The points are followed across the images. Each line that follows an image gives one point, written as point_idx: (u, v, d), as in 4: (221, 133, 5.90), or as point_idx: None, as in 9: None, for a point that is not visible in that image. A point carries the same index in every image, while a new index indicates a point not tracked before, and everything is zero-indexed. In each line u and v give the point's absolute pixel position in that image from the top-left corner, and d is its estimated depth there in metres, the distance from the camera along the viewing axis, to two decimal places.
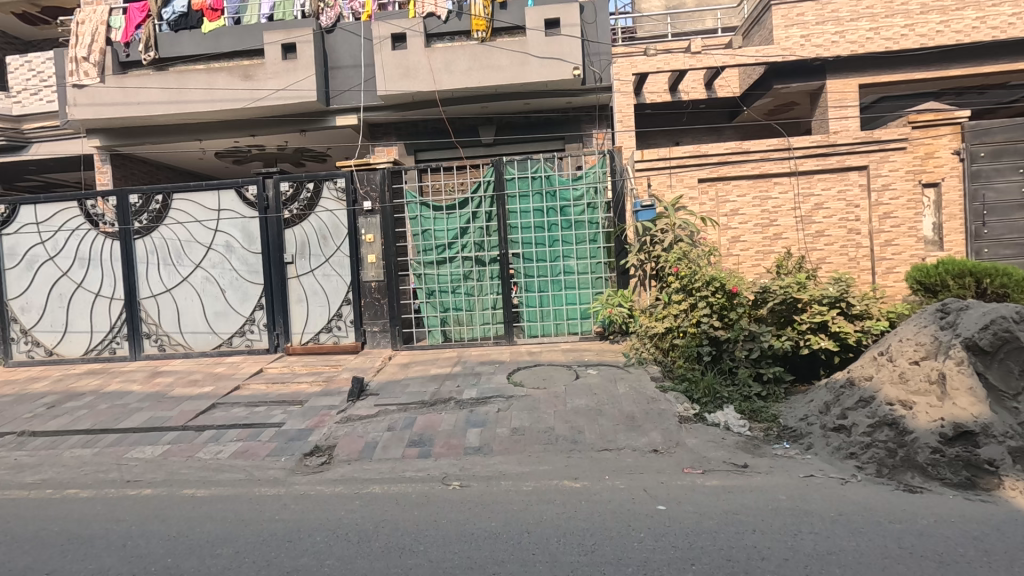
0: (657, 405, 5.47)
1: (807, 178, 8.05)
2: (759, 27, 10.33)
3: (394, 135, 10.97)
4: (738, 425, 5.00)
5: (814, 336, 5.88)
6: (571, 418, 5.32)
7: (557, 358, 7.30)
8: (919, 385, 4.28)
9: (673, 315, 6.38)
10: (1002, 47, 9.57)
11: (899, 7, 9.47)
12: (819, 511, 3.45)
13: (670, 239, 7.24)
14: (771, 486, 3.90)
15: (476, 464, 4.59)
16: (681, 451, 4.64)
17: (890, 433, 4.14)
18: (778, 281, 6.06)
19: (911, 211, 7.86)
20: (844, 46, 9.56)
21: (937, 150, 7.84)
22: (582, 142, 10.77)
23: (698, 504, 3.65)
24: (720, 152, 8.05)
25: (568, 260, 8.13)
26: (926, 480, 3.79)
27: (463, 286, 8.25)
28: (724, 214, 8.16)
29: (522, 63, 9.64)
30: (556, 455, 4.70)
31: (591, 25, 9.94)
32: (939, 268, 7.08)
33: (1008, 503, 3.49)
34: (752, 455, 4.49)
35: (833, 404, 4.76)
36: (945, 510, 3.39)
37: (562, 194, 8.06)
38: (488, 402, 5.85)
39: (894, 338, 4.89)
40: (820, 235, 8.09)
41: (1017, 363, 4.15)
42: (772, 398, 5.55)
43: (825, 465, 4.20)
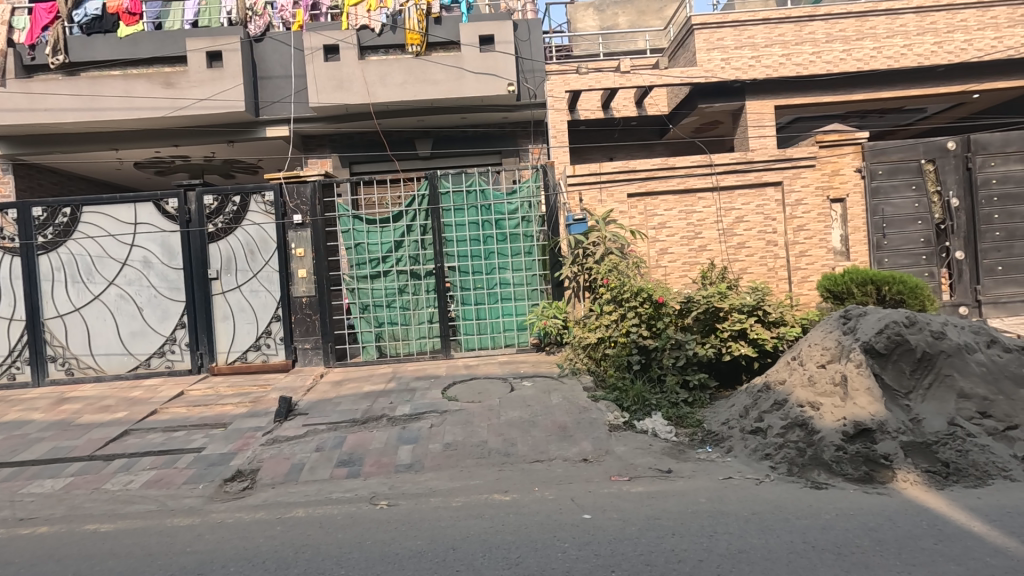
0: (588, 415, 5.60)
1: (728, 193, 8.49)
2: (684, 50, 10.86)
3: (328, 148, 10.85)
4: (665, 432, 5.18)
5: (735, 343, 6.17)
6: (503, 431, 5.33)
7: (493, 371, 7.31)
8: (824, 387, 4.57)
9: (604, 326, 6.55)
10: (897, 75, 10.44)
11: (807, 36, 10.22)
12: (734, 512, 3.61)
13: (601, 251, 7.47)
14: (692, 489, 4.04)
15: (407, 482, 4.51)
16: (609, 458, 4.75)
17: (800, 433, 4.39)
18: (701, 291, 6.33)
19: (821, 224, 8.43)
20: (760, 70, 10.20)
21: (842, 167, 8.50)
22: (519, 156, 10.96)
23: (622, 511, 3.73)
24: (647, 168, 8.38)
25: (504, 273, 8.19)
26: (830, 477, 4.03)
27: (398, 300, 8.16)
28: (652, 227, 8.48)
29: (457, 78, 9.71)
30: (488, 468, 4.69)
31: (525, 43, 10.19)
32: (845, 276, 7.62)
33: (901, 494, 3.75)
34: (676, 460, 4.64)
35: (751, 408, 5.01)
36: (846, 505, 3.61)
37: (496, 208, 8.14)
38: (421, 417, 5.78)
39: (804, 343, 5.21)
40: (741, 246, 8.53)
41: (908, 363, 4.50)
42: (698, 404, 5.79)
43: (743, 466, 4.41)
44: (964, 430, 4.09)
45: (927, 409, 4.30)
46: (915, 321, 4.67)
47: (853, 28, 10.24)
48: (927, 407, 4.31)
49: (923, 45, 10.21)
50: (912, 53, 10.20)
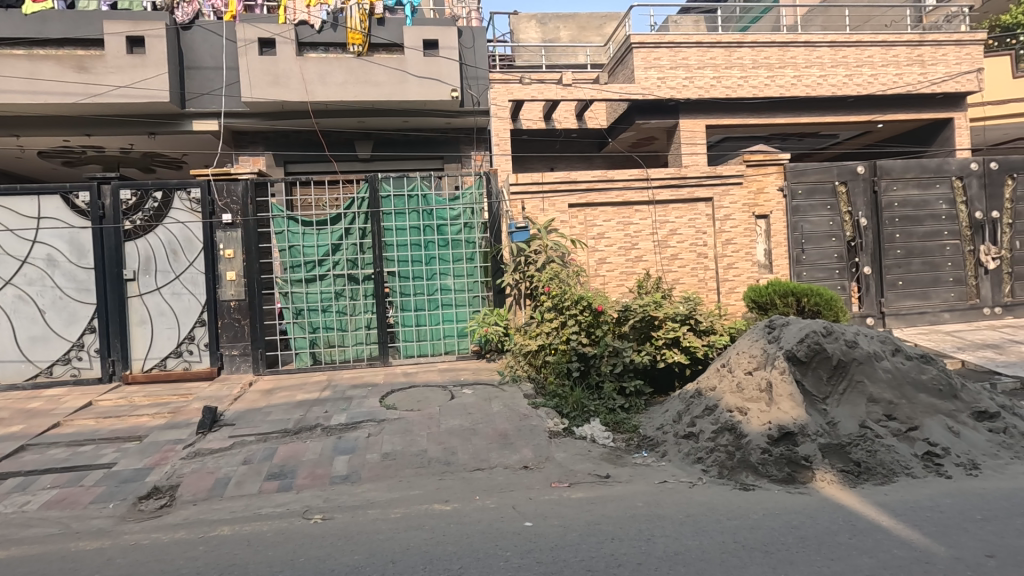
0: (528, 422, 5.63)
1: (663, 207, 8.85)
2: (623, 66, 11.22)
3: (262, 145, 10.37)
4: (603, 437, 5.29)
5: (669, 350, 6.39)
6: (444, 439, 5.26)
7: (432, 378, 7.21)
8: (752, 393, 4.84)
9: (544, 333, 6.63)
10: (814, 102, 11.28)
11: (735, 61, 10.86)
12: (670, 514, 3.73)
13: (543, 260, 7.56)
14: (630, 494, 4.14)
15: (343, 494, 4.35)
16: (550, 465, 4.78)
17: (729, 437, 4.61)
18: (638, 300, 6.53)
19: (747, 239, 8.95)
20: (693, 90, 10.71)
21: (766, 186, 9.08)
22: (461, 163, 10.93)
23: (563, 518, 3.77)
24: (587, 179, 8.59)
25: (445, 279, 8.13)
26: (756, 478, 4.25)
27: (334, 305, 7.90)
28: (592, 237, 8.68)
29: (400, 81, 9.58)
30: (427, 478, 4.60)
31: (469, 50, 10.22)
32: (768, 288, 8.18)
33: (820, 493, 4.00)
34: (614, 465, 4.75)
35: (684, 413, 5.23)
36: (771, 505, 3.81)
37: (438, 213, 8.07)
38: (358, 427, 5.61)
39: (733, 351, 5.50)
40: (674, 257, 8.90)
41: (825, 370, 4.84)
42: (634, 410, 5.96)
43: (677, 470, 4.57)
44: (873, 432, 4.43)
45: (841, 413, 4.62)
46: (831, 331, 5.04)
47: (776, 56, 10.97)
48: (841, 411, 4.65)
49: (836, 76, 11.09)
50: (827, 83, 11.06)
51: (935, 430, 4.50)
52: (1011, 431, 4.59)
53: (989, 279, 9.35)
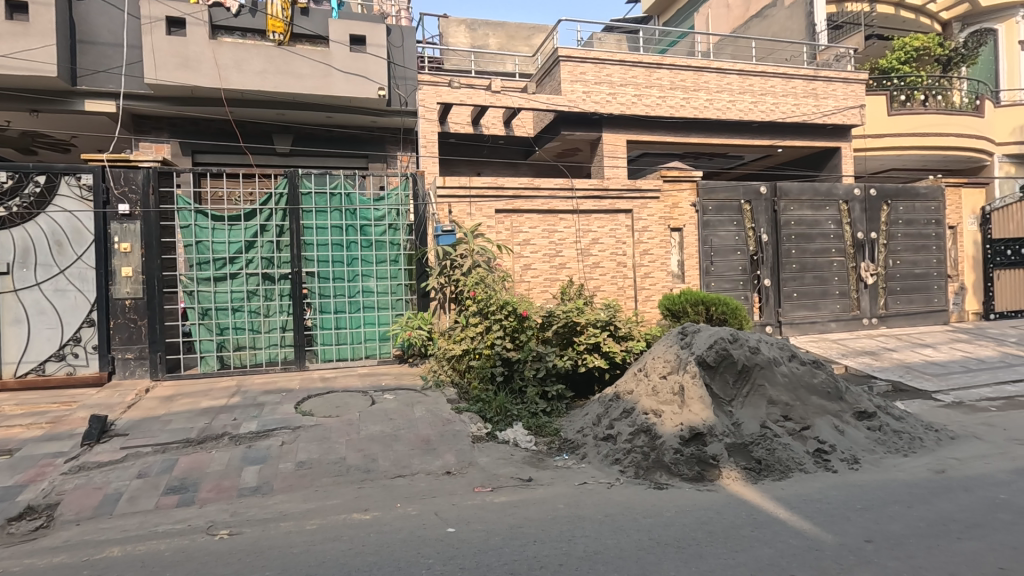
0: (451, 427, 5.59)
1: (586, 216, 9.13)
2: (550, 78, 11.46)
3: (166, 131, 9.57)
4: (526, 441, 5.37)
5: (590, 355, 6.56)
6: (364, 446, 5.10)
7: (352, 383, 6.96)
8: (666, 396, 5.10)
9: (469, 338, 6.63)
10: (724, 125, 12.10)
11: (654, 81, 11.44)
12: (590, 515, 3.83)
13: (468, 264, 7.59)
14: (551, 497, 4.21)
15: (253, 507, 4.09)
16: (473, 470, 4.77)
17: (645, 438, 4.83)
18: (561, 306, 6.68)
19: (662, 250, 9.46)
20: (616, 106, 11.15)
21: (680, 202, 9.65)
22: (386, 162, 10.66)
23: (486, 522, 3.77)
24: (514, 186, 8.68)
25: (368, 281, 7.90)
26: (669, 477, 4.47)
27: (247, 305, 7.45)
28: (517, 243, 8.79)
29: (324, 75, 9.28)
30: (345, 486, 4.44)
31: (398, 48, 10.09)
32: (681, 297, 8.69)
33: (726, 489, 4.27)
34: (536, 469, 4.83)
35: (603, 416, 5.42)
36: (683, 502, 4.03)
37: (362, 213, 7.86)
38: (271, 435, 5.31)
39: (649, 356, 5.77)
40: (596, 266, 9.20)
41: (731, 375, 5.19)
42: (556, 413, 6.10)
43: (596, 471, 4.73)
44: (772, 431, 4.80)
45: (744, 414, 4.98)
46: (737, 338, 5.42)
47: (691, 80, 11.69)
48: (745, 412, 5.00)
49: (742, 103, 11.99)
50: (735, 108, 11.92)
51: (824, 429, 4.95)
52: (886, 429, 5.13)
53: (868, 292, 10.45)
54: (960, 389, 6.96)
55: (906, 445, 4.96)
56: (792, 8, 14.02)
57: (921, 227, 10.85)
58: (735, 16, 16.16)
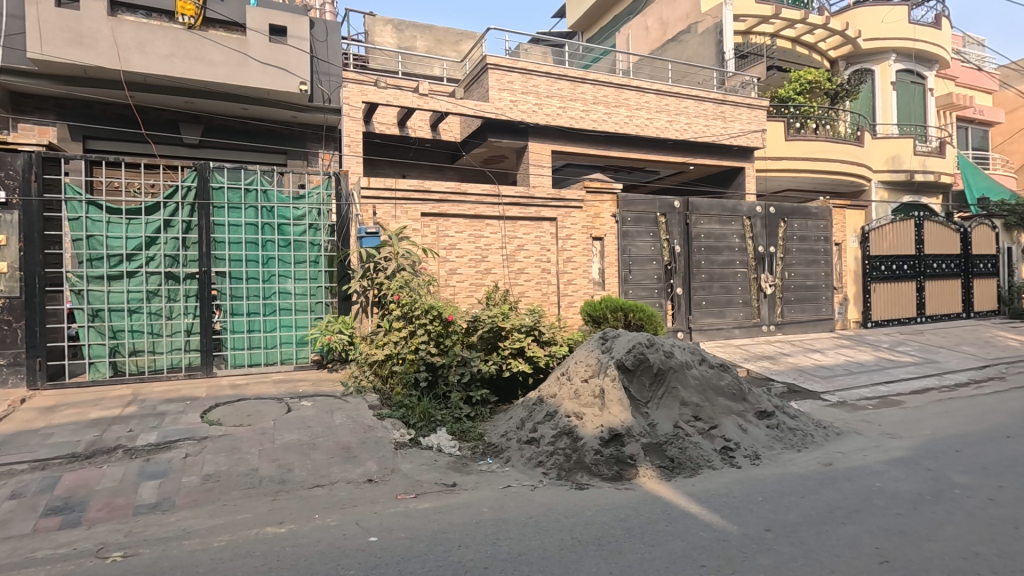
0: (372, 433, 5.44)
1: (511, 223, 9.27)
2: (478, 85, 11.49)
3: (53, 113, 8.63)
4: (449, 447, 5.37)
5: (514, 360, 6.63)
6: (278, 456, 4.85)
7: (266, 390, 6.59)
8: (587, 399, 5.28)
9: (393, 342, 6.54)
10: (643, 141, 12.71)
11: (578, 95, 11.82)
12: (513, 517, 3.87)
13: (393, 267, 7.45)
14: (475, 501, 4.21)
15: (151, 525, 3.76)
16: (396, 477, 4.68)
17: (567, 441, 4.96)
18: (487, 311, 6.71)
19: (584, 258, 9.79)
20: (542, 116, 11.40)
21: (602, 212, 10.03)
22: (307, 160, 10.22)
23: (409, 529, 3.70)
24: (441, 190, 8.63)
25: (285, 282, 7.54)
26: (590, 477, 4.61)
27: (146, 307, 6.86)
28: (443, 247, 8.73)
29: (240, 65, 8.80)
30: (258, 499, 4.20)
31: (322, 43, 9.82)
32: (602, 303, 9.00)
33: (642, 487, 4.46)
34: (460, 474, 4.81)
35: (526, 420, 5.52)
36: (602, 501, 4.17)
37: (280, 211, 7.52)
38: (172, 446, 4.91)
39: (572, 361, 5.96)
40: (521, 272, 9.34)
41: (647, 378, 5.46)
42: (479, 418, 6.13)
43: (520, 474, 4.80)
44: (683, 430, 5.08)
45: (659, 415, 5.24)
46: (653, 343, 5.73)
47: (613, 96, 12.20)
48: (660, 413, 5.26)
49: (659, 121, 12.67)
50: (652, 126, 12.57)
51: (729, 428, 5.31)
52: (783, 426, 5.59)
53: (767, 302, 11.35)
54: (844, 390, 7.73)
55: (800, 441, 5.43)
56: (704, 35, 14.79)
57: (812, 243, 11.97)
58: (655, 38, 17.06)
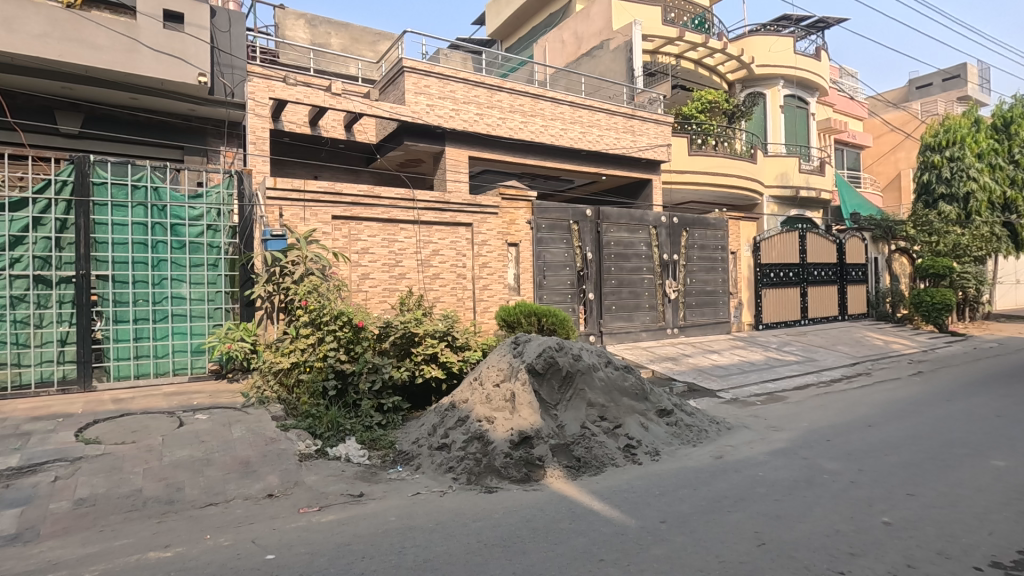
0: (275, 446, 5.19)
1: (427, 228, 9.23)
2: (394, 87, 11.30)
3: None
4: (358, 456, 5.26)
5: (427, 366, 6.54)
6: (166, 474, 4.49)
7: (154, 404, 6.09)
8: (498, 403, 5.37)
9: (299, 349, 6.27)
10: (558, 150, 13.06)
11: (495, 102, 11.95)
12: (421, 524, 3.85)
13: (301, 272, 7.02)
14: (383, 510, 4.13)
15: (9, 559, 3.36)
16: (298, 490, 4.50)
17: (478, 445, 5.01)
18: (399, 316, 6.55)
19: (500, 263, 9.92)
20: (459, 121, 11.42)
21: (517, 219, 10.21)
22: (206, 157, 9.58)
23: (310, 544, 3.57)
24: (353, 193, 8.41)
25: (179, 287, 7.05)
26: (499, 480, 4.67)
27: (10, 314, 6.15)
28: (355, 251, 8.48)
29: (128, 51, 8.11)
30: (141, 522, 3.88)
31: (225, 34, 9.35)
32: (517, 308, 9.15)
33: (549, 487, 4.58)
34: (368, 483, 4.71)
35: (438, 426, 5.49)
36: (510, 502, 4.25)
37: (173, 211, 7.05)
38: (39, 470, 4.41)
39: (484, 365, 6.02)
40: (436, 277, 9.30)
41: (556, 380, 5.63)
42: (391, 426, 6.03)
43: (429, 481, 4.78)
44: (590, 430, 5.27)
45: (567, 416, 5.40)
46: (562, 346, 5.91)
47: (529, 105, 12.48)
48: (568, 414, 5.42)
49: (573, 132, 13.11)
50: (566, 136, 12.98)
51: (632, 427, 5.57)
52: (680, 423, 5.95)
53: (671, 306, 12.04)
54: (737, 387, 8.37)
55: (695, 436, 5.81)
56: (615, 52, 15.47)
57: (711, 251, 12.85)
58: (570, 52, 17.65)
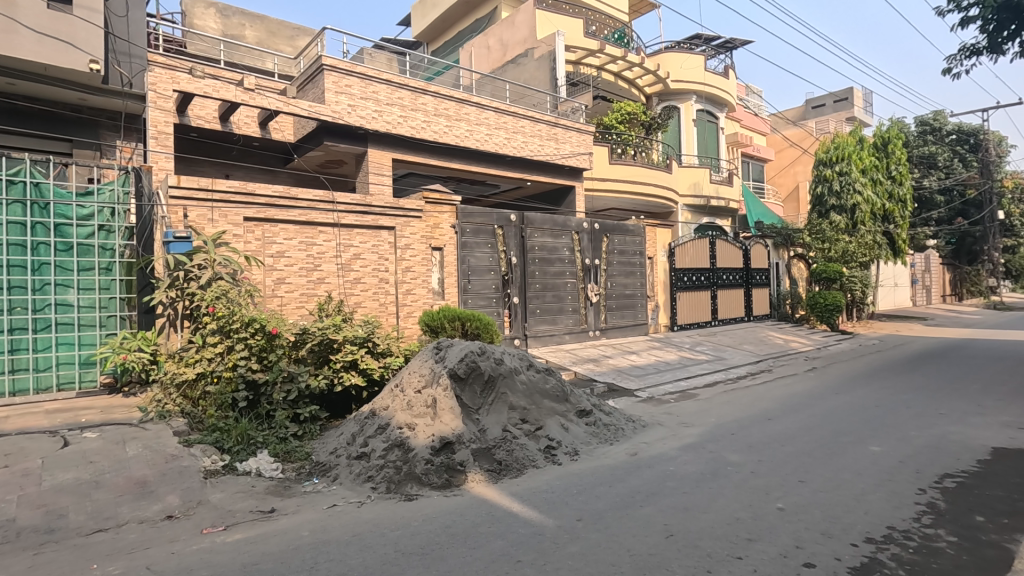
0: (177, 463, 4.84)
1: (347, 231, 8.97)
2: (313, 85, 10.91)
3: None
4: (270, 470, 5.03)
5: (346, 373, 6.35)
6: (46, 501, 4.07)
7: (34, 423, 5.50)
8: (419, 409, 5.32)
9: (206, 359, 5.91)
10: (484, 155, 13.13)
11: (420, 105, 11.83)
12: (335, 538, 3.73)
13: (208, 276, 6.69)
14: (296, 525, 3.97)
15: None
16: (202, 510, 4.22)
17: (398, 452, 4.93)
18: (317, 323, 6.34)
19: (423, 267, 9.82)
20: (382, 123, 11.20)
21: (441, 223, 10.16)
22: (99, 151, 8.82)
23: (214, 566, 3.36)
24: (267, 194, 8.03)
25: (65, 293, 6.43)
26: (419, 487, 4.61)
27: None
28: (269, 255, 8.09)
29: (5, 30, 7.28)
30: (14, 556, 3.48)
31: (121, 19, 8.65)
32: (440, 312, 9.08)
33: (469, 492, 4.58)
34: (280, 498, 4.50)
35: (357, 435, 5.35)
36: (430, 509, 4.20)
37: (57, 209, 6.41)
38: None
39: (406, 372, 5.95)
40: (357, 281, 9.05)
41: (478, 385, 5.65)
42: (307, 436, 5.81)
43: (347, 492, 4.64)
44: (511, 433, 5.33)
45: (489, 420, 5.43)
46: (484, 351, 5.96)
47: (454, 109, 12.45)
48: (489, 418, 5.45)
49: (497, 137, 13.23)
50: (491, 141, 13.08)
51: (553, 428, 5.68)
52: (598, 423, 6.15)
53: (593, 310, 12.41)
54: (653, 386, 8.77)
55: (613, 435, 6.02)
56: (539, 61, 15.79)
57: (630, 256, 13.38)
58: (496, 58, 17.79)
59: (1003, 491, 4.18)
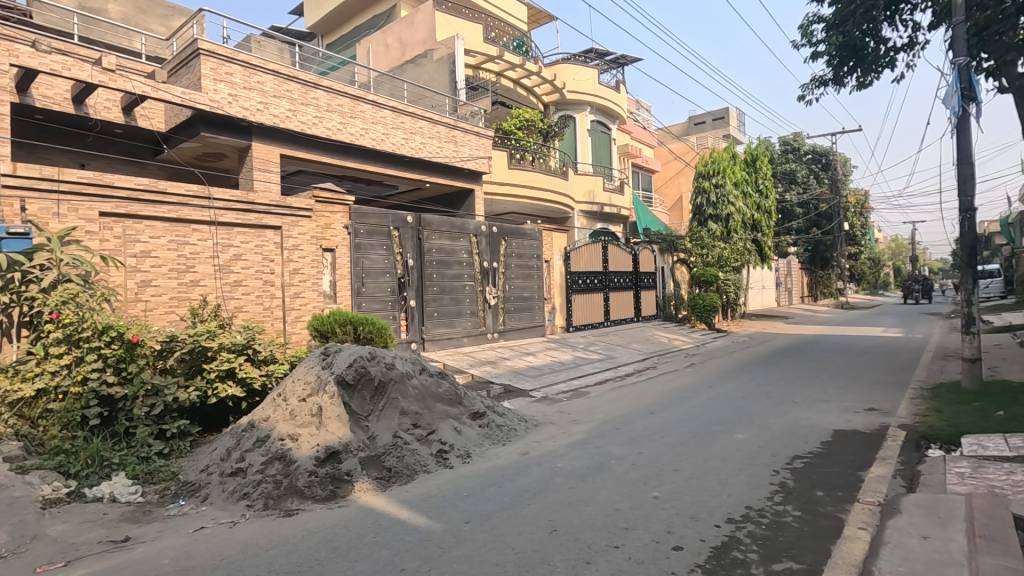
0: (5, 493, 4.09)
1: (226, 230, 8.32)
2: (187, 70, 10.00)
3: None
4: (127, 495, 4.51)
5: (222, 383, 5.84)
6: None
7: None
8: (303, 419, 5.03)
9: (49, 372, 5.20)
10: (380, 155, 12.77)
11: (310, 100, 11.27)
12: (201, 564, 3.41)
13: (52, 278, 5.83)
14: (154, 553, 3.58)
15: None
16: (37, 546, 3.68)
17: (278, 466, 4.63)
18: (188, 329, 5.83)
19: (313, 270, 9.35)
20: (267, 116, 10.52)
21: (333, 223, 9.74)
22: None
23: None
24: (129, 187, 7.26)
25: None
26: (301, 501, 4.35)
27: None
28: (131, 255, 7.28)
29: None
30: None
31: None
32: (331, 316, 8.67)
33: (356, 502, 4.39)
34: (137, 525, 4.05)
35: (233, 449, 4.96)
36: (312, 524, 3.98)
37: None
38: None
39: (289, 379, 5.61)
40: (237, 284, 8.41)
41: (367, 391, 5.48)
42: (174, 454, 5.30)
43: (218, 512, 4.28)
44: (401, 439, 5.21)
45: (379, 427, 5.28)
46: (374, 355, 5.80)
47: (347, 106, 11.99)
48: (379, 425, 5.30)
49: (394, 137, 12.93)
50: (388, 141, 12.76)
51: (445, 432, 5.64)
52: (491, 424, 6.19)
53: (491, 312, 12.51)
54: (547, 386, 9.01)
55: (505, 436, 6.08)
56: (438, 62, 15.67)
57: (527, 259, 13.67)
58: (394, 57, 17.45)
59: (839, 468, 4.77)
